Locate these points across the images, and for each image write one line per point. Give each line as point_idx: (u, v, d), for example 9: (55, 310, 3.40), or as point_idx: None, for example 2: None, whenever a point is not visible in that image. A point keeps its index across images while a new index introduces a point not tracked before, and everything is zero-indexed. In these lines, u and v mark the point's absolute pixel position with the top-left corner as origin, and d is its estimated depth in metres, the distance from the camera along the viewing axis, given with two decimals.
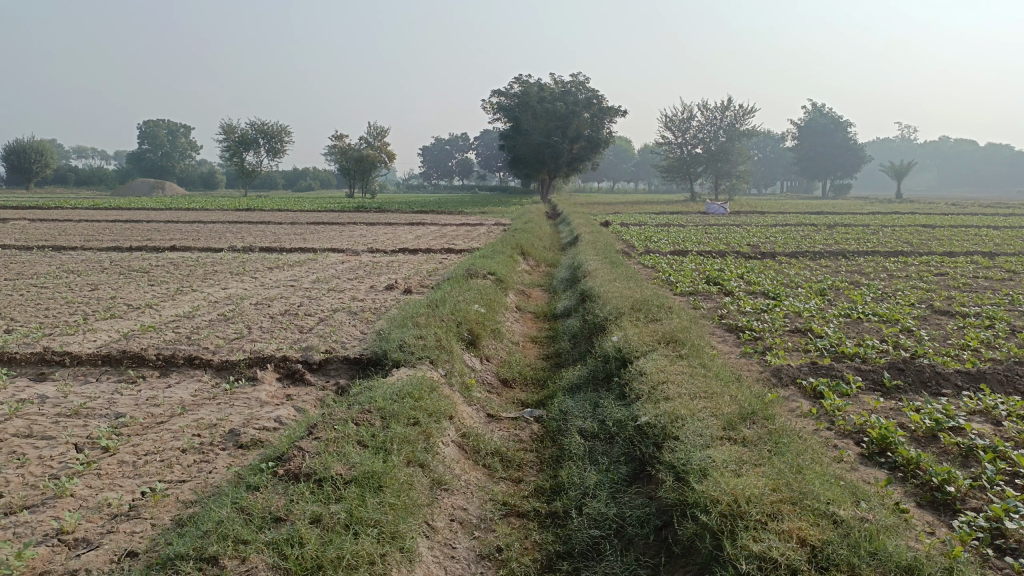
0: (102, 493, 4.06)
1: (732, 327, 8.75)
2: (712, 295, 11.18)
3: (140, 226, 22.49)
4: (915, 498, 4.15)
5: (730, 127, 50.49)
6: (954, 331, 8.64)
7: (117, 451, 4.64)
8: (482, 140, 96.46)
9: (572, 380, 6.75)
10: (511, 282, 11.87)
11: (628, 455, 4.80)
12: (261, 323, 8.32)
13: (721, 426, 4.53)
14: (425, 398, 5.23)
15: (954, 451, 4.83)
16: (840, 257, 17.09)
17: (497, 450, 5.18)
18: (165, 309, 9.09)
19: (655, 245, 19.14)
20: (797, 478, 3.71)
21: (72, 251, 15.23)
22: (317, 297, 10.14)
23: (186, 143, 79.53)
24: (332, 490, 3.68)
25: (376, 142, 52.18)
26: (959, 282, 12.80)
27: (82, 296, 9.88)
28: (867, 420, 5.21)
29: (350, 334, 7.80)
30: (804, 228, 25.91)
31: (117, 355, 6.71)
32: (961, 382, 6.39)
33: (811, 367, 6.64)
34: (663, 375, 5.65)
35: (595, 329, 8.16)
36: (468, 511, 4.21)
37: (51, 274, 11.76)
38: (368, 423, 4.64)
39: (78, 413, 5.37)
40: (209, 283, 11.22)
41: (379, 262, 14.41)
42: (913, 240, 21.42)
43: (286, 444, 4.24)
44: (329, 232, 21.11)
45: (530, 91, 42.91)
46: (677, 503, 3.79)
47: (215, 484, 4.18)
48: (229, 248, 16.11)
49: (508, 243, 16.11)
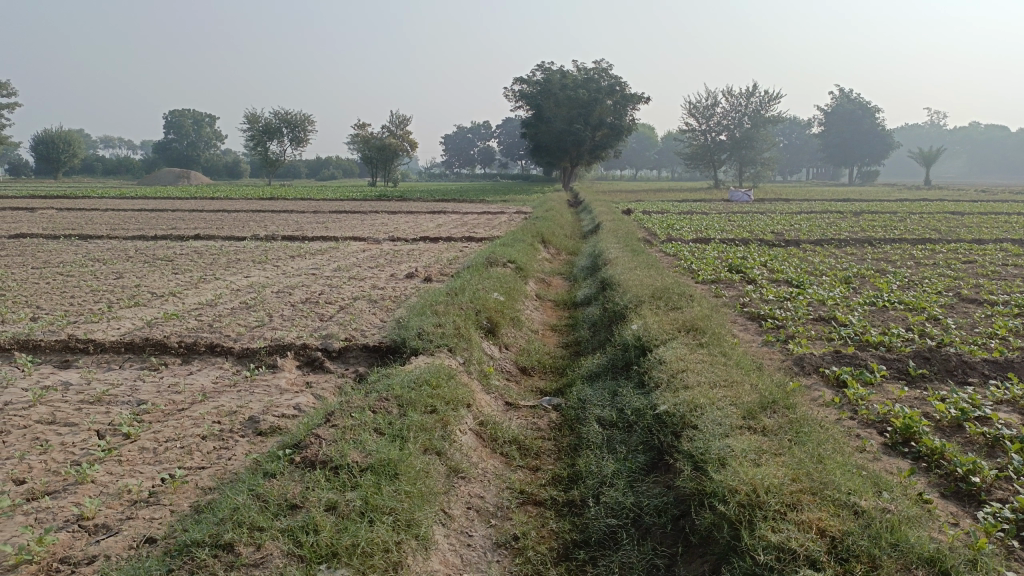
0: (123, 479, 4.11)
1: (754, 316, 8.66)
2: (734, 284, 11.06)
3: (165, 215, 22.76)
4: (939, 489, 4.08)
5: (755, 113, 49.86)
6: (982, 320, 8.48)
7: (138, 438, 4.69)
8: (504, 128, 96.38)
9: (591, 369, 6.73)
10: (531, 271, 11.83)
11: (647, 444, 4.76)
12: (282, 311, 8.35)
13: (740, 415, 4.47)
14: (442, 386, 5.23)
15: (980, 441, 4.74)
16: (867, 245, 16.84)
17: (515, 438, 5.17)
18: (188, 297, 9.17)
19: (677, 233, 19.00)
20: (818, 468, 3.64)
21: (98, 240, 15.40)
22: (338, 285, 10.18)
23: (211, 132, 80.18)
24: (348, 477, 3.68)
25: (398, 130, 52.25)
26: (988, 269, 12.55)
27: (107, 284, 10.00)
28: (890, 410, 5.13)
29: (369, 322, 7.82)
30: (830, 216, 25.56)
31: (140, 342, 6.78)
32: (988, 371, 6.27)
33: (834, 356, 6.56)
34: (682, 363, 5.59)
35: (616, 317, 8.11)
36: (485, 499, 4.20)
37: (77, 263, 11.91)
38: (386, 411, 4.64)
39: (101, 400, 5.43)
40: (231, 271, 11.30)
41: (400, 250, 14.43)
42: (941, 227, 21.05)
43: (303, 432, 4.25)
44: (352, 221, 21.22)
45: (553, 79, 42.72)
46: (694, 492, 3.75)
47: (233, 471, 4.21)
48: (252, 237, 16.22)
49: (530, 230, 16.07)
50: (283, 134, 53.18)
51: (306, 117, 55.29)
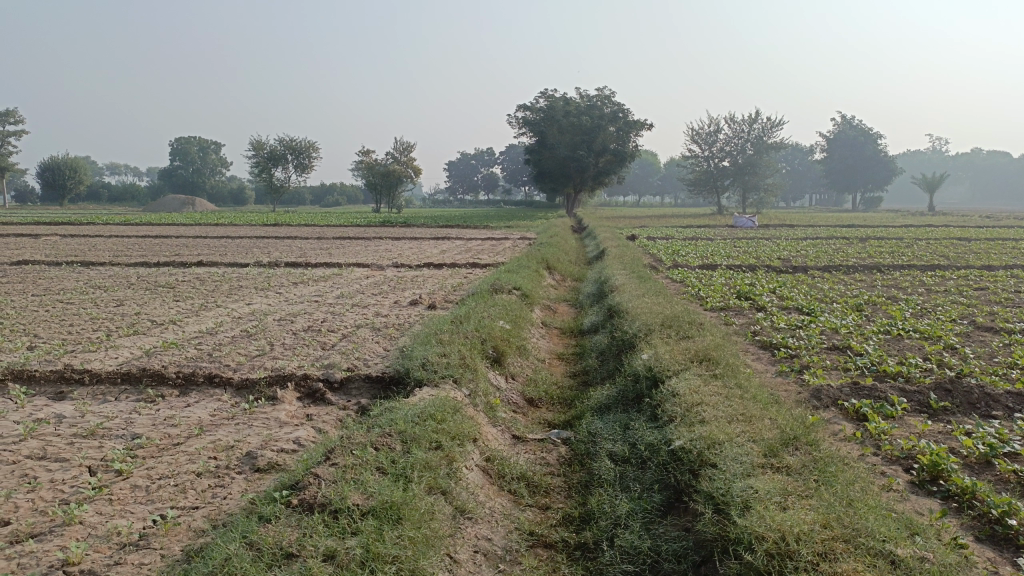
0: (113, 520, 3.89)
1: (767, 345, 8.46)
2: (744, 311, 10.88)
3: (169, 241, 22.67)
4: (973, 532, 3.85)
5: (758, 140, 49.93)
6: (1000, 349, 8.27)
7: (130, 475, 4.48)
8: (508, 155, 97.12)
9: (601, 401, 6.52)
10: (537, 297, 11.66)
11: (662, 483, 4.56)
12: (284, 340, 8.17)
13: (761, 452, 4.26)
14: (447, 421, 5.01)
15: (1011, 479, 4.51)
16: (875, 271, 16.63)
17: (524, 474, 4.95)
18: (188, 325, 8.99)
19: (683, 259, 18.82)
20: (849, 512, 3.43)
21: (100, 266, 15.25)
22: (341, 313, 10.00)
23: (217, 159, 80.68)
24: (348, 522, 3.48)
25: (402, 156, 52.38)
26: (1000, 296, 12.35)
27: (107, 311, 9.85)
28: (915, 445, 4.93)
29: (372, 351, 7.63)
30: (836, 241, 25.41)
31: (137, 373, 6.59)
32: (1012, 404, 6.05)
33: (852, 388, 6.34)
34: (698, 397, 5.37)
35: (625, 347, 7.93)
36: (493, 541, 3.98)
37: (78, 290, 11.74)
38: (389, 448, 4.43)
39: (94, 434, 5.23)
40: (233, 299, 11.11)
41: (403, 277, 14.27)
42: (950, 253, 20.89)
43: (302, 471, 4.04)
44: (355, 247, 21.09)
45: (556, 106, 42.94)
46: (716, 538, 3.54)
47: (228, 512, 3.99)
48: (255, 263, 16.07)
49: (535, 257, 15.93)
50: (288, 160, 53.36)
51: (311, 145, 55.53)
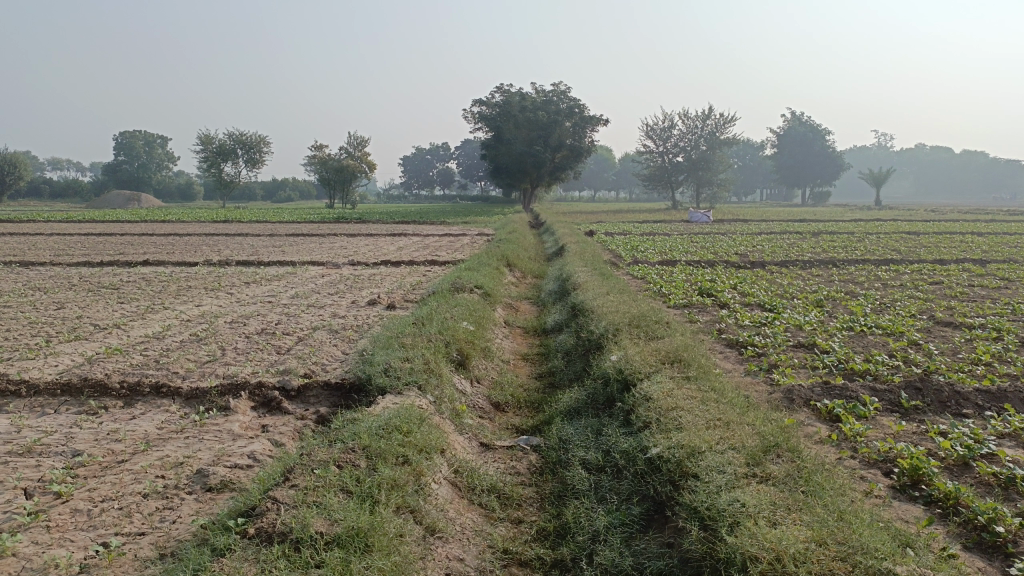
0: (49, 551, 3.55)
1: (732, 343, 8.37)
2: (708, 309, 10.81)
3: (113, 239, 21.87)
4: (961, 540, 3.73)
5: (711, 136, 50.41)
6: (963, 345, 8.28)
7: (70, 498, 4.13)
8: (466, 150, 97.24)
9: (569, 405, 6.31)
10: (499, 296, 11.42)
11: (640, 494, 4.40)
12: (236, 344, 7.79)
13: (744, 461, 4.12)
14: (414, 432, 4.75)
15: (993, 482, 4.41)
16: (832, 266, 16.75)
17: (494, 485, 4.73)
18: (134, 329, 8.54)
19: (643, 255, 18.75)
20: (842, 526, 3.30)
21: (40, 266, 14.55)
22: (296, 314, 9.63)
23: (164, 154, 78.90)
24: (311, 554, 3.23)
25: (356, 151, 51.62)
26: (956, 290, 12.51)
27: (47, 315, 9.31)
28: (892, 447, 4.83)
29: (330, 355, 7.31)
30: (790, 236, 25.68)
31: (78, 383, 6.16)
32: (981, 402, 6.02)
33: (823, 387, 6.23)
34: (672, 401, 5.21)
35: (592, 347, 7.75)
36: (465, 562, 3.73)
37: (16, 292, 11.15)
38: (353, 465, 4.16)
39: (31, 451, 4.84)
40: (183, 300, 10.67)
41: (361, 276, 13.88)
42: (901, 247, 21.23)
43: (258, 495, 3.74)
44: (308, 244, 20.57)
45: (512, 100, 42.67)
46: (705, 556, 3.38)
47: (177, 539, 3.68)
48: (205, 262, 15.49)
49: (495, 254, 15.70)
50: (238, 155, 52.12)
51: (261, 138, 54.20)
